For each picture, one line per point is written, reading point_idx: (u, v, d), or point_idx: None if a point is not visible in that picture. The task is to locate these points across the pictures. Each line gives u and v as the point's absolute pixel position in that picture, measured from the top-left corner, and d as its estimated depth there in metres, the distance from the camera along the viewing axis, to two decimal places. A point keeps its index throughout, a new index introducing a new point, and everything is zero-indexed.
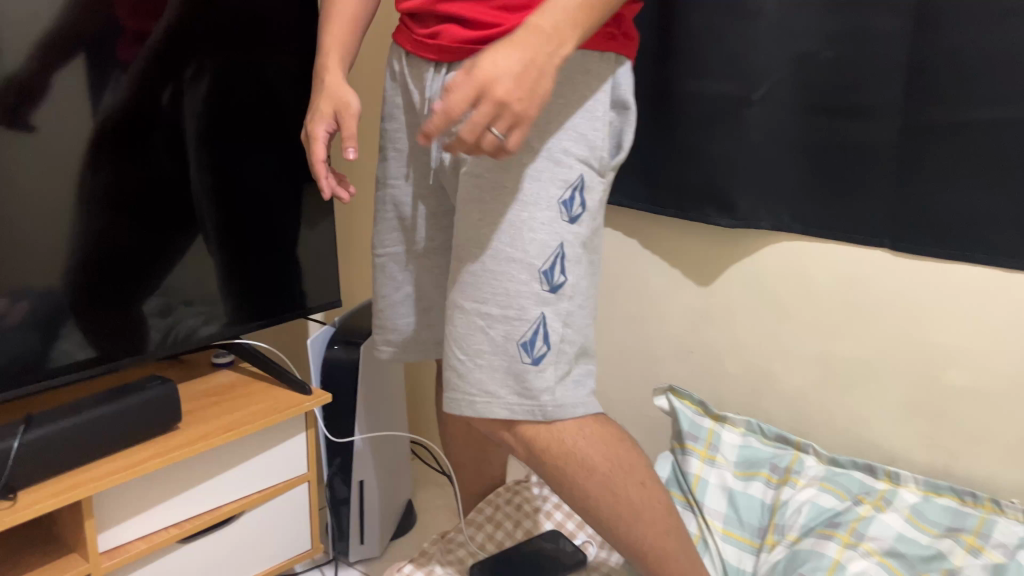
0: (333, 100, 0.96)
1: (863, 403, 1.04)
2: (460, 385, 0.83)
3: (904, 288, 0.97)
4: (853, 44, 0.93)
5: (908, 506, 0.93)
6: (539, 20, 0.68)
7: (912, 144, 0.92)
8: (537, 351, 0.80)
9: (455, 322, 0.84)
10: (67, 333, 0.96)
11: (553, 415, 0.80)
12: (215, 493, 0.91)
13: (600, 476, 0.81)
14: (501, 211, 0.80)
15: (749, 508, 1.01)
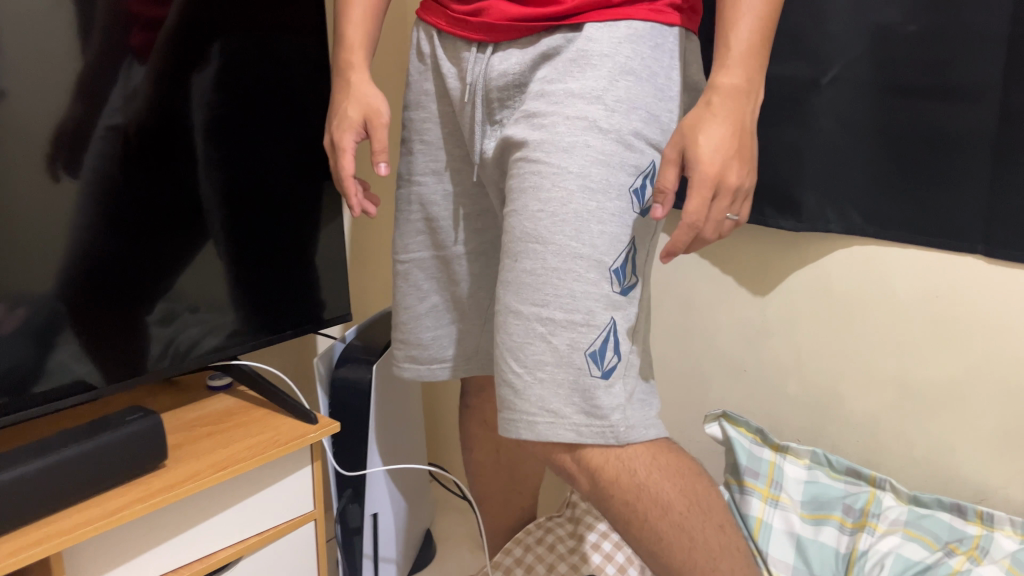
0: (363, 106, 0.85)
1: (949, 433, 0.89)
2: (516, 403, 0.70)
3: (1001, 299, 0.82)
4: (941, 15, 0.79)
5: (1007, 555, 0.78)
6: (725, 81, 0.64)
7: (1011, 133, 0.77)
8: (608, 362, 0.68)
9: (508, 329, 0.71)
10: (64, 342, 0.81)
11: (627, 437, 0.67)
12: (208, 540, 0.81)
13: (674, 516, 0.66)
14: (567, 199, 0.68)
15: (822, 559, 0.87)
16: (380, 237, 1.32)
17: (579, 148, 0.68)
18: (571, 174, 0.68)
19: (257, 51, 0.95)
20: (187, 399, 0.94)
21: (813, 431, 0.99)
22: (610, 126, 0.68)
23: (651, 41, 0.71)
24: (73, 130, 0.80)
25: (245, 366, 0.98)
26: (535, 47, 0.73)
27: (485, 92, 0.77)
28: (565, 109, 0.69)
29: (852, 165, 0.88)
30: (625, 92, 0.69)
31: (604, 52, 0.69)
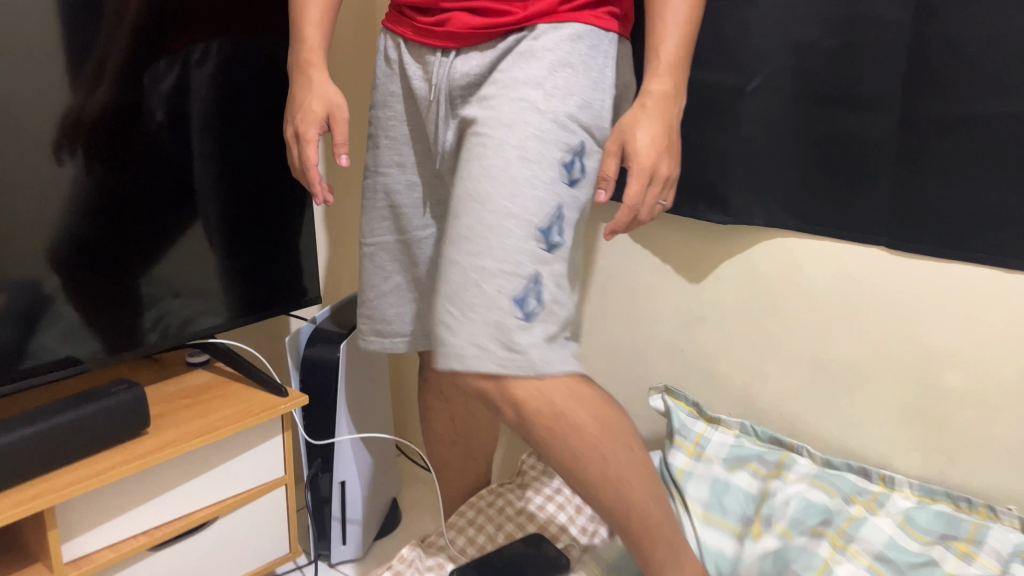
0: (325, 99, 0.92)
1: (856, 406, 0.99)
2: (448, 340, 0.76)
3: (900, 287, 0.93)
4: (853, 33, 0.88)
5: (901, 511, 0.89)
6: (656, 87, 0.74)
7: (911, 140, 0.87)
8: (530, 308, 0.74)
9: (448, 278, 0.77)
10: (47, 326, 0.88)
11: (544, 371, 0.73)
12: (187, 499, 0.89)
13: (588, 438, 0.74)
14: (505, 165, 0.75)
15: (736, 498, 0.96)
16: (348, 227, 1.40)
17: (519, 124, 0.76)
18: (510, 145, 0.75)
19: (253, 49, 1.03)
20: (168, 373, 1.02)
21: (742, 406, 1.09)
22: (547, 108, 0.76)
23: (595, 44, 0.81)
24: (76, 123, 0.87)
25: (220, 343, 1.05)
26: (492, 52, 0.82)
27: (447, 92, 0.85)
28: (511, 92, 0.77)
29: (775, 163, 0.97)
30: (562, 82, 0.77)
31: (547, 49, 0.78)
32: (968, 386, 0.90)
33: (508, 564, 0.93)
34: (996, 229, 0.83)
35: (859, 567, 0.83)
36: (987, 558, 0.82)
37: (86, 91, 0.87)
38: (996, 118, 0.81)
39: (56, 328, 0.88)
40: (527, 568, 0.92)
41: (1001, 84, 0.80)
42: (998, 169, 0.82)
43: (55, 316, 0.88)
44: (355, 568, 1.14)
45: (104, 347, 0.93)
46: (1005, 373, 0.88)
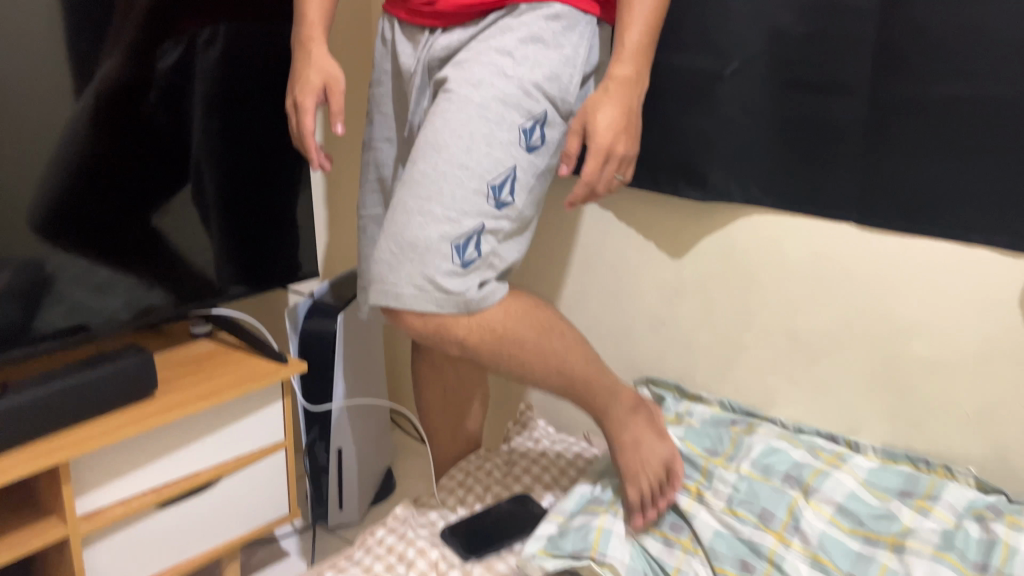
0: (323, 73, 0.97)
1: (827, 375, 1.04)
2: (387, 273, 0.82)
3: (868, 261, 0.98)
4: (824, 18, 0.92)
5: (863, 468, 0.96)
6: (618, 72, 0.80)
7: (878, 120, 0.92)
8: (468, 256, 0.81)
9: (395, 218, 0.83)
10: (49, 304, 0.92)
11: (475, 309, 0.82)
12: (190, 462, 0.94)
13: (529, 347, 0.85)
14: (465, 121, 0.80)
15: (706, 439, 1.02)
16: (344, 206, 1.44)
17: (486, 85, 0.81)
18: (474, 103, 0.81)
19: (257, 35, 1.07)
20: (173, 342, 1.07)
21: (720, 377, 1.14)
22: (513, 75, 0.82)
23: (569, 22, 0.85)
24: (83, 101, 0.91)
25: (225, 317, 1.10)
26: (473, 27, 0.87)
27: (427, 65, 0.90)
28: (482, 57, 0.83)
29: (749, 143, 1.02)
30: (532, 53, 0.83)
31: (522, 23, 0.84)
32: (930, 354, 0.96)
33: (496, 522, 1.01)
34: (954, 205, 0.89)
35: (821, 519, 0.89)
36: (943, 511, 0.88)
37: (91, 68, 0.91)
38: (957, 100, 0.86)
39: (59, 308, 0.93)
40: (514, 525, 1.01)
41: (962, 68, 0.85)
42: (958, 148, 0.87)
43: (58, 295, 0.92)
44: (351, 531, 1.20)
45: (109, 321, 0.97)
46: (965, 342, 0.93)
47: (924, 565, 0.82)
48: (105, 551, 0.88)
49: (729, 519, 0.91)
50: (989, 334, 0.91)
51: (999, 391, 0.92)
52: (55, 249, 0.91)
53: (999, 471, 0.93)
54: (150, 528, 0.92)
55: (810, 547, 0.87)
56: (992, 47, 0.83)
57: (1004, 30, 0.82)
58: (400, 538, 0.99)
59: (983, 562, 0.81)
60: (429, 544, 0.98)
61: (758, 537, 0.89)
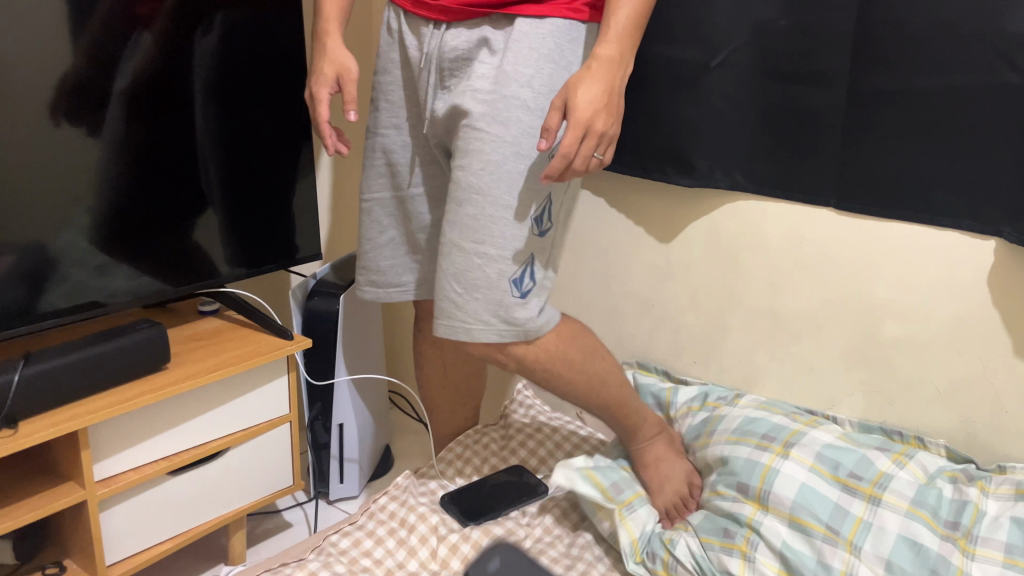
0: (335, 65, 1.02)
1: (807, 353, 1.10)
2: (456, 313, 0.93)
3: (847, 244, 1.03)
4: (807, 12, 0.97)
5: (839, 430, 1.00)
6: (602, 52, 0.83)
7: (857, 110, 0.97)
8: (526, 286, 0.93)
9: (452, 260, 0.92)
10: (54, 284, 0.94)
11: (534, 335, 0.95)
12: (200, 431, 0.99)
13: (577, 367, 0.99)
14: (503, 162, 0.89)
15: (693, 428, 1.11)
16: (346, 192, 1.49)
17: (513, 121, 0.88)
18: (506, 143, 0.88)
19: (255, 26, 1.10)
20: (181, 320, 1.11)
21: (706, 356, 1.20)
22: (536, 106, 0.89)
23: (567, 35, 0.90)
24: (94, 86, 0.94)
25: (231, 293, 1.14)
26: (479, 31, 0.91)
27: (438, 64, 0.94)
28: (504, 90, 0.88)
29: (735, 131, 1.07)
30: (547, 79, 0.89)
31: (532, 44, 0.88)
32: (905, 332, 1.01)
33: (495, 492, 1.09)
34: (926, 189, 0.94)
35: (802, 467, 0.93)
36: (916, 467, 0.93)
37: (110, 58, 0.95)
38: (931, 90, 0.91)
39: (60, 288, 0.95)
40: (512, 494, 1.09)
41: (936, 60, 0.90)
42: (932, 136, 0.92)
43: (61, 277, 0.95)
44: (351, 504, 1.25)
45: (109, 297, 1.00)
46: (936, 321, 0.98)
47: (898, 521, 0.87)
48: (119, 514, 0.92)
49: (713, 501, 0.99)
50: (959, 313, 0.96)
51: (968, 367, 0.97)
52: (59, 227, 0.94)
53: (967, 443, 0.99)
54: (160, 495, 0.96)
55: (785, 509, 0.91)
56: (962, 39, 0.87)
57: (974, 23, 0.86)
58: (402, 505, 1.04)
59: (955, 521, 0.87)
60: (429, 510, 1.03)
61: (738, 508, 0.95)
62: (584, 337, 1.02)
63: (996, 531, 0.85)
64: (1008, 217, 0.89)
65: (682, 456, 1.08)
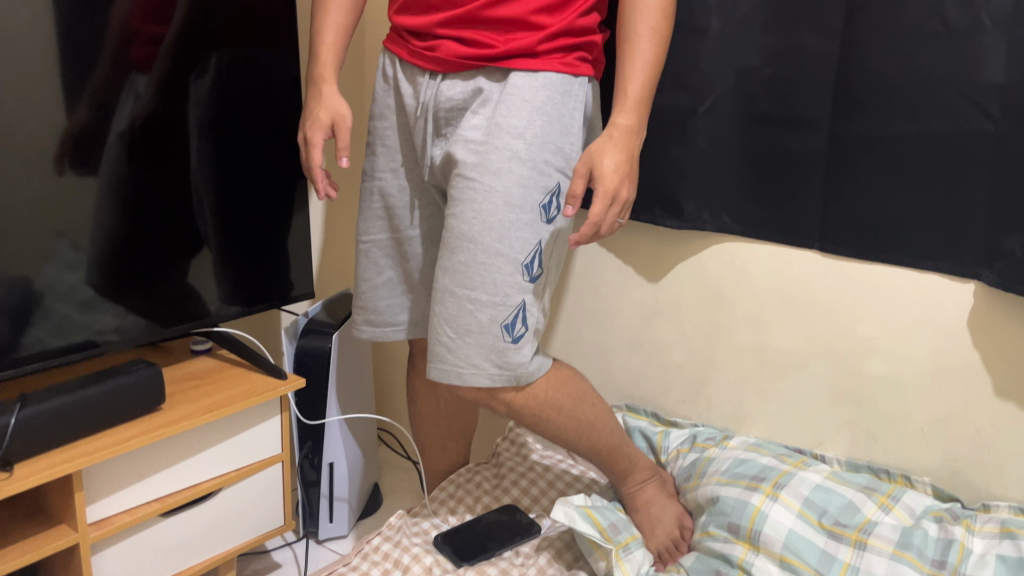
0: (331, 110, 1.07)
1: (794, 391, 1.12)
2: (448, 358, 0.94)
3: (830, 285, 1.05)
4: (789, 61, 1.01)
5: (828, 469, 1.02)
6: (622, 121, 0.89)
7: (839, 155, 1.00)
8: (517, 332, 0.94)
9: (444, 305, 0.95)
10: (40, 320, 0.93)
11: (525, 380, 0.96)
12: (191, 472, 0.98)
13: (566, 412, 1.01)
14: (494, 211, 0.91)
15: (684, 469, 1.12)
16: (337, 230, 1.50)
17: (505, 171, 0.91)
18: (498, 192, 0.90)
19: (251, 71, 1.11)
20: (173, 360, 1.11)
21: (695, 395, 1.21)
22: (528, 157, 0.91)
23: (563, 87, 0.93)
24: (86, 130, 0.94)
25: (225, 331, 1.15)
26: (473, 82, 0.95)
27: (434, 113, 0.97)
28: (496, 142, 0.91)
29: (720, 173, 1.10)
30: (539, 131, 0.92)
31: (525, 97, 0.91)
32: (888, 371, 1.03)
33: (487, 532, 1.10)
34: (906, 233, 0.97)
35: (790, 512, 0.95)
36: (902, 510, 0.95)
37: (108, 102, 0.96)
38: (912, 136, 0.94)
39: (45, 323, 0.94)
40: (504, 534, 1.10)
41: (914, 108, 0.93)
42: (915, 181, 0.95)
43: (45, 311, 0.94)
44: (341, 544, 1.24)
45: (97, 335, 0.99)
46: (920, 360, 1.01)
47: (885, 564, 0.89)
48: (109, 558, 0.92)
49: (705, 542, 0.99)
50: (941, 352, 0.99)
51: (950, 405, 0.99)
52: (44, 260, 0.93)
53: (951, 479, 1.01)
54: (151, 537, 0.96)
55: (776, 550, 0.92)
56: (937, 88, 0.91)
57: (949, 73, 0.90)
58: (395, 545, 1.06)
59: (941, 560, 0.89)
60: (422, 551, 1.05)
61: (729, 548, 0.96)
62: (570, 379, 1.03)
63: (983, 568, 0.86)
64: (985, 260, 0.92)
65: (673, 498, 1.09)
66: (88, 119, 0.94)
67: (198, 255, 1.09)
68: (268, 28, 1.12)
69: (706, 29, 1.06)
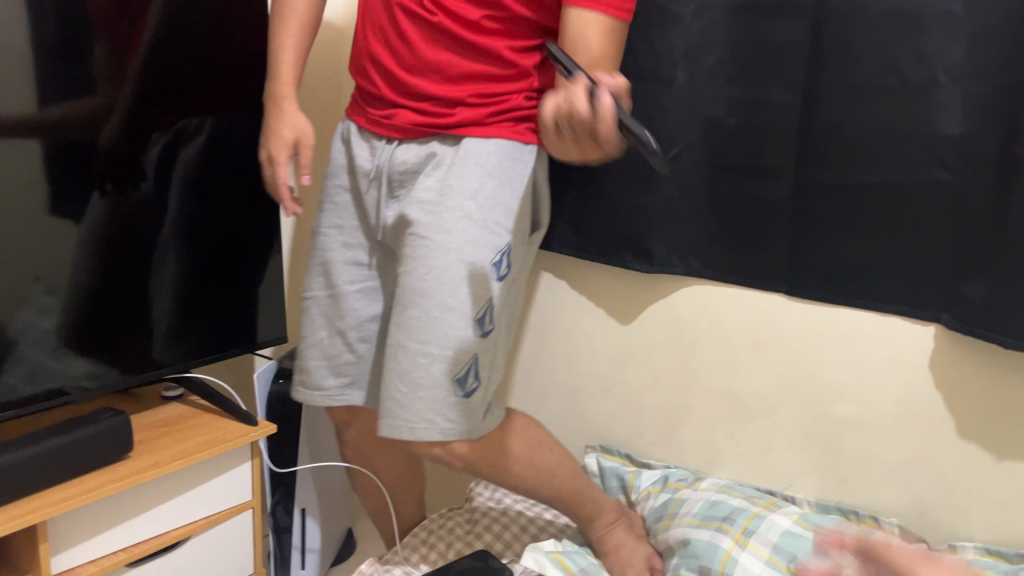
0: (294, 126, 1.08)
1: (764, 434, 1.13)
2: (400, 413, 0.93)
3: (798, 328, 1.07)
4: (752, 112, 1.04)
5: (797, 513, 1.04)
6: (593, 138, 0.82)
7: (803, 203, 1.02)
8: (468, 386, 0.95)
9: (396, 360, 0.94)
10: (10, 367, 0.93)
11: (476, 433, 0.96)
12: (162, 520, 0.98)
13: None
14: (447, 268, 0.91)
15: (654, 510, 1.13)
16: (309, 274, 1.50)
17: (458, 230, 0.92)
18: (451, 249, 0.92)
19: (246, 136, 1.14)
20: (143, 407, 1.10)
21: (667, 437, 1.22)
22: (480, 216, 0.93)
23: (511, 154, 0.96)
24: (59, 172, 0.94)
25: (196, 377, 1.16)
26: (427, 147, 0.97)
27: (388, 175, 1.00)
28: (449, 201, 0.93)
29: (688, 220, 1.12)
30: (490, 192, 0.94)
31: (477, 161, 0.94)
32: (855, 413, 1.05)
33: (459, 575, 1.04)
34: (870, 278, 0.99)
35: (759, 560, 0.97)
36: None
37: (80, 141, 0.95)
38: (873, 185, 0.96)
39: (18, 369, 0.94)
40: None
41: (874, 160, 0.96)
42: (877, 228, 0.97)
43: (19, 356, 0.94)
44: None
45: (68, 382, 0.98)
46: (886, 402, 1.03)
47: None
48: None
49: None
50: (905, 396, 1.01)
51: (918, 447, 1.01)
52: (18, 305, 0.93)
53: (918, 521, 1.03)
54: None
55: None
56: (896, 140, 0.94)
57: (907, 124, 0.93)
58: None
59: None
60: None
61: None
62: None
63: None
64: (945, 305, 0.95)
65: (642, 539, 1.10)
66: (63, 163, 0.94)
67: (157, 302, 1.06)
68: (244, 79, 1.13)
69: (672, 80, 1.07)
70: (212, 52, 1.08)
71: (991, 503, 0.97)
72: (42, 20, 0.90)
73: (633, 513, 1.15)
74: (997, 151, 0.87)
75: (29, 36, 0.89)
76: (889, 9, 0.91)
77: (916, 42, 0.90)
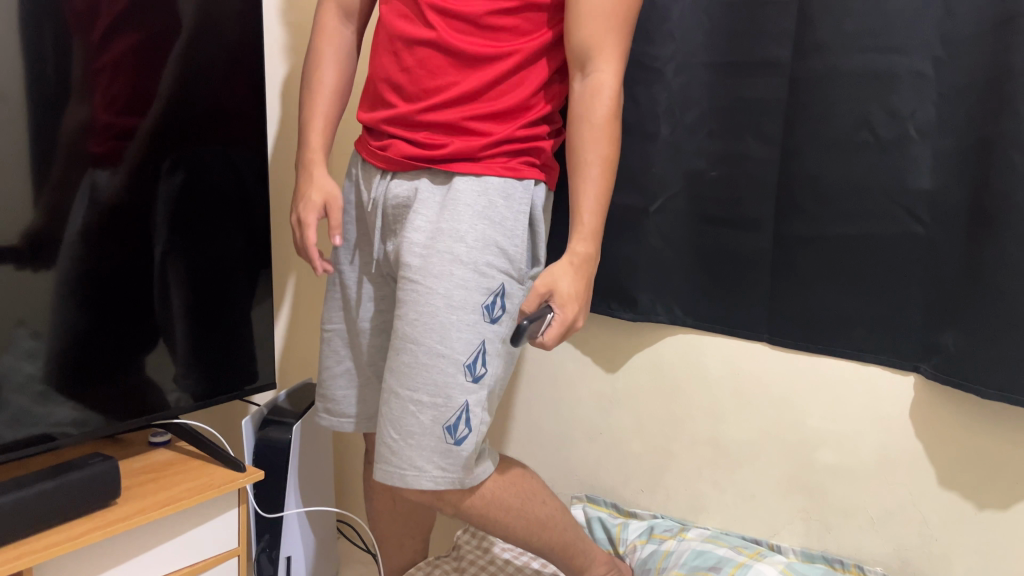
0: (323, 190, 1.05)
1: (749, 481, 1.14)
2: (393, 460, 0.95)
3: (780, 376, 1.09)
4: (732, 166, 1.07)
5: (783, 562, 1.07)
6: (581, 248, 0.89)
7: (783, 253, 1.05)
8: (460, 433, 0.94)
9: (389, 406, 0.96)
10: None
11: (469, 482, 0.95)
12: (148, 567, 0.97)
13: (517, 510, 1.01)
14: (434, 313, 0.93)
15: (641, 561, 1.14)
16: (299, 319, 1.52)
17: (445, 275, 0.93)
18: (438, 294, 0.93)
19: (221, 167, 1.13)
20: (131, 452, 1.11)
21: (653, 485, 1.23)
22: (469, 260, 0.93)
23: (502, 190, 0.96)
24: (51, 215, 0.96)
25: (183, 423, 1.16)
26: (416, 182, 0.99)
27: (383, 210, 1.03)
28: (439, 247, 0.94)
29: (671, 269, 1.14)
30: (481, 233, 0.94)
31: (467, 203, 0.95)
32: (836, 460, 1.07)
33: None
34: (849, 328, 1.02)
35: None
36: None
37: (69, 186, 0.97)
38: (850, 237, 0.99)
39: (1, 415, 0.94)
40: None
41: (849, 212, 0.99)
42: (855, 279, 1.00)
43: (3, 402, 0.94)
44: None
45: (53, 428, 0.98)
46: (867, 451, 1.04)
47: None
48: None
49: None
50: (885, 444, 1.03)
51: (898, 497, 1.02)
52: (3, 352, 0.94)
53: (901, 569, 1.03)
54: None
55: None
56: (871, 194, 0.97)
57: (882, 178, 0.96)
58: None
59: None
60: None
61: None
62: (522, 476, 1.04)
63: None
64: (922, 353, 0.97)
65: None
66: (55, 205, 0.96)
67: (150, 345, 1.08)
68: (237, 119, 1.14)
69: (655, 134, 1.11)
70: (195, 97, 1.09)
71: (969, 554, 0.98)
72: (39, 72, 0.93)
73: (622, 564, 1.16)
74: (967, 206, 0.91)
75: (25, 91, 0.92)
76: (862, 70, 0.95)
77: (887, 101, 0.94)
